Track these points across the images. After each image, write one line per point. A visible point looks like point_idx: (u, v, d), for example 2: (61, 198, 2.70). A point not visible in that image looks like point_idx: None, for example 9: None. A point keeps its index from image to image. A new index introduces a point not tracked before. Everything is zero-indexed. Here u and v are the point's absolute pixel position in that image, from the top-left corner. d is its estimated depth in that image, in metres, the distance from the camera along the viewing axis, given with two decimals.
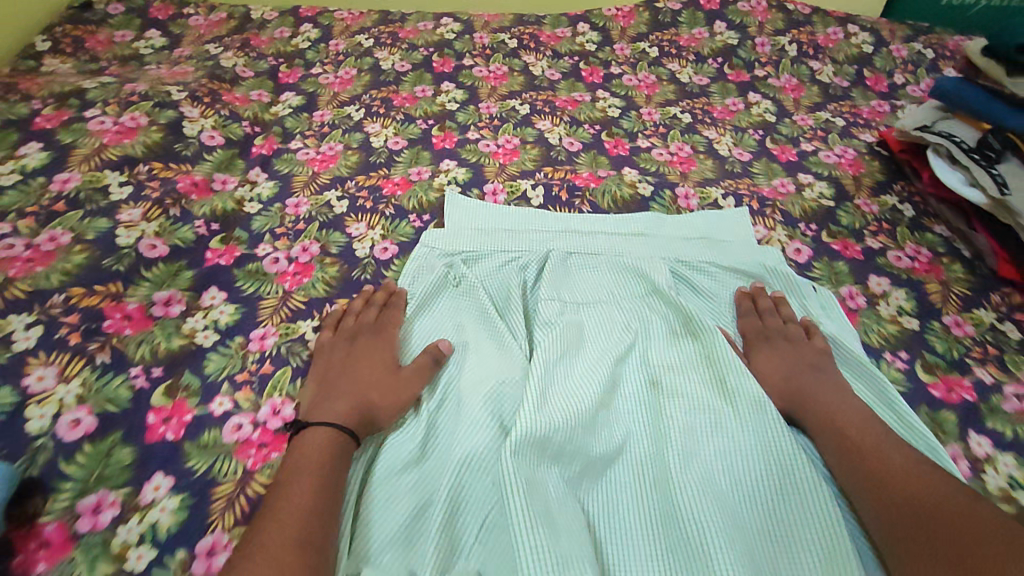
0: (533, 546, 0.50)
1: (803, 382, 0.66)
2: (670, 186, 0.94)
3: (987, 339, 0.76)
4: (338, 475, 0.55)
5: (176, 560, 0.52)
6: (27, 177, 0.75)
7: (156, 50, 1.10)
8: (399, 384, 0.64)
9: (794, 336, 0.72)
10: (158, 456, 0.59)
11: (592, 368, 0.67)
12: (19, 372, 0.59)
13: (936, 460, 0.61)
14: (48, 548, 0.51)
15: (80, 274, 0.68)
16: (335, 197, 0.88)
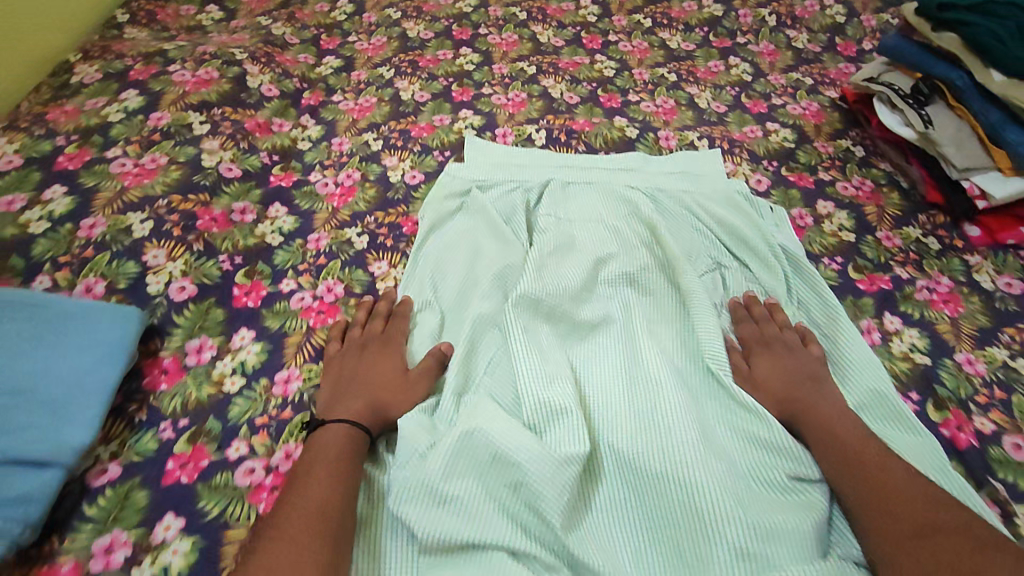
0: (528, 369, 0.68)
1: (805, 393, 0.69)
2: (653, 131, 1.10)
3: (911, 248, 0.91)
4: (349, 467, 0.60)
5: (260, 385, 0.71)
6: (130, 115, 0.94)
7: (216, 21, 1.29)
8: (407, 384, 0.69)
9: (792, 343, 0.75)
10: (242, 316, 0.77)
11: (581, 260, 0.83)
12: (140, 251, 0.77)
13: (850, 332, 0.78)
14: (167, 374, 0.71)
15: (177, 185, 0.86)
16: (371, 137, 1.05)
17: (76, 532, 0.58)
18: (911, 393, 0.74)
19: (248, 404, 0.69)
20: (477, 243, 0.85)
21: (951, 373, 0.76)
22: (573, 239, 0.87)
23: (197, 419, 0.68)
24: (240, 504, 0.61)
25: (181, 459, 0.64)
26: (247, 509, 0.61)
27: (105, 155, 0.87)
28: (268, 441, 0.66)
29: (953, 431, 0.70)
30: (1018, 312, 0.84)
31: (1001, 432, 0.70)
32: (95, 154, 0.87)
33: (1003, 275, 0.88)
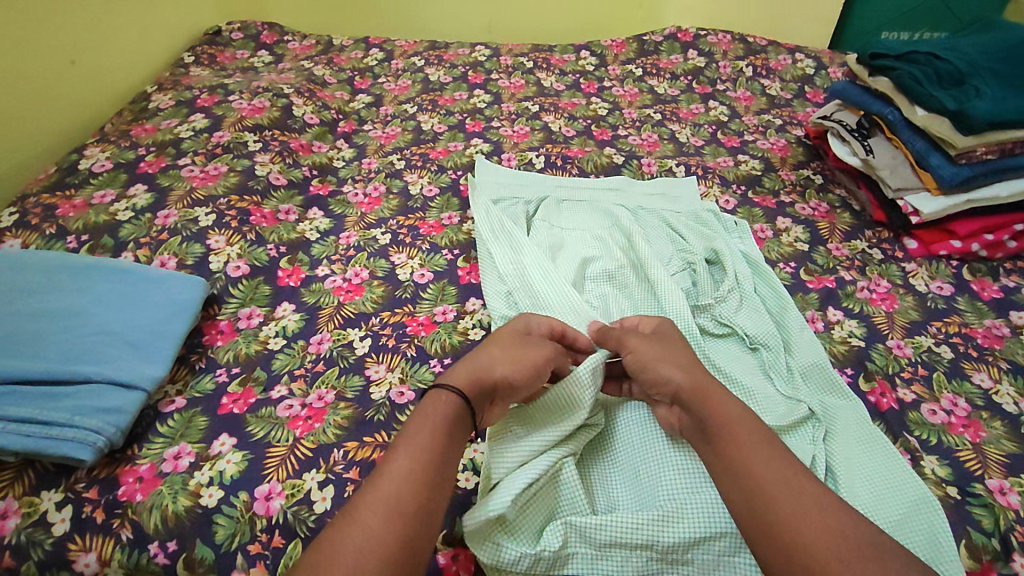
0: None
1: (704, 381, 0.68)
2: (638, 158, 1.27)
3: (857, 256, 1.05)
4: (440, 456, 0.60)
5: (299, 345, 0.85)
6: (198, 133, 1.13)
7: (266, 64, 1.50)
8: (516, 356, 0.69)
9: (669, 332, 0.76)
10: (285, 293, 0.91)
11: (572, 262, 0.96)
12: (204, 237, 0.94)
13: (795, 319, 0.90)
14: (223, 333, 0.85)
15: (235, 188, 1.04)
16: (396, 158, 1.23)
17: (150, 443, 0.70)
18: (846, 368, 0.85)
19: (288, 359, 0.82)
20: (490, 238, 1.00)
21: (881, 355, 0.87)
22: (567, 242, 1.01)
23: (247, 367, 0.81)
24: (281, 429, 0.73)
25: (233, 396, 0.77)
26: (287, 434, 0.72)
27: (177, 163, 1.06)
28: (305, 386, 0.79)
29: (878, 397, 0.80)
30: (947, 309, 0.95)
31: (920, 400, 0.80)
32: (170, 162, 1.06)
33: (936, 280, 1.00)
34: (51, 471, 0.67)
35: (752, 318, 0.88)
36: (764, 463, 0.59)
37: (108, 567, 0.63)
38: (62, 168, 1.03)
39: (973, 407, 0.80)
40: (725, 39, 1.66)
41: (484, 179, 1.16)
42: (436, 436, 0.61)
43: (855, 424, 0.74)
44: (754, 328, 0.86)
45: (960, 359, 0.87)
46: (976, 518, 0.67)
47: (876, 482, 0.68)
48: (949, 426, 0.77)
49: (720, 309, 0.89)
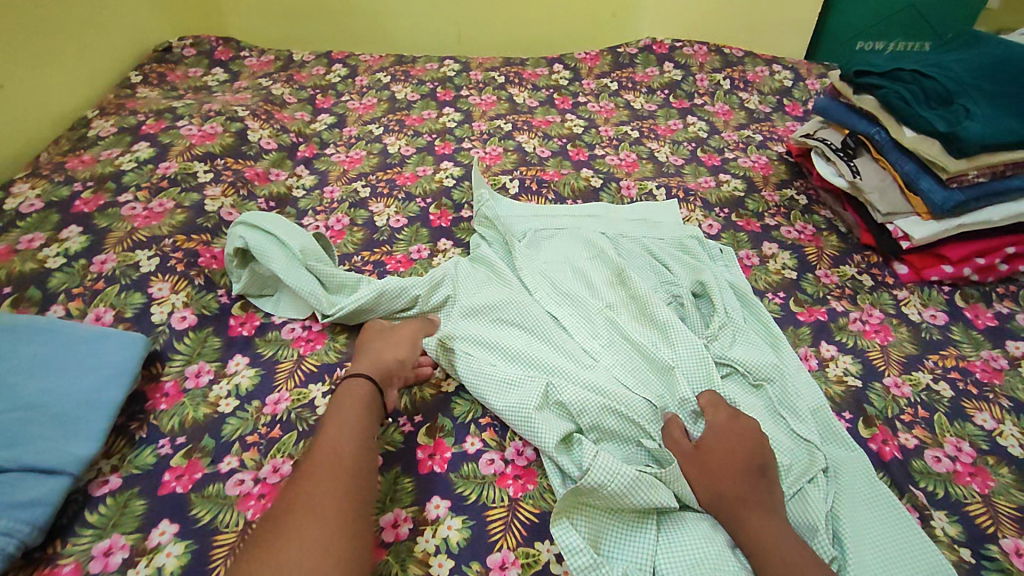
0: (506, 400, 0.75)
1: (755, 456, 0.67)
2: (616, 180, 1.21)
3: (847, 284, 1.00)
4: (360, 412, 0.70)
5: (252, 406, 0.77)
6: (142, 165, 1.04)
7: (221, 83, 1.41)
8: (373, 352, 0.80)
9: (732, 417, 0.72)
10: (237, 344, 0.84)
11: (560, 306, 0.90)
12: (146, 285, 0.85)
13: (784, 354, 0.85)
14: (167, 396, 0.76)
15: (182, 226, 0.95)
16: (360, 185, 1.15)
17: (77, 537, 0.62)
18: (844, 413, 0.79)
19: (239, 423, 0.75)
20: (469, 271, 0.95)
21: (879, 396, 0.82)
22: (549, 273, 0.96)
23: (193, 436, 0.73)
24: (230, 511, 0.65)
25: (177, 472, 0.69)
26: (236, 517, 0.65)
27: (118, 199, 0.97)
28: (258, 456, 0.71)
29: (880, 445, 0.75)
30: (943, 340, 0.91)
31: (923, 446, 0.76)
32: (109, 199, 0.96)
33: (929, 308, 0.96)
34: None
35: (750, 350, 0.83)
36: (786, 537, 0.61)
37: None
38: None
39: (978, 452, 0.75)
40: (701, 51, 1.61)
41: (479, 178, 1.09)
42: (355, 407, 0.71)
43: (859, 482, 0.70)
44: (754, 359, 0.81)
45: (959, 398, 0.82)
46: None
47: (884, 546, 0.64)
48: (956, 475, 0.72)
49: (713, 345, 0.84)
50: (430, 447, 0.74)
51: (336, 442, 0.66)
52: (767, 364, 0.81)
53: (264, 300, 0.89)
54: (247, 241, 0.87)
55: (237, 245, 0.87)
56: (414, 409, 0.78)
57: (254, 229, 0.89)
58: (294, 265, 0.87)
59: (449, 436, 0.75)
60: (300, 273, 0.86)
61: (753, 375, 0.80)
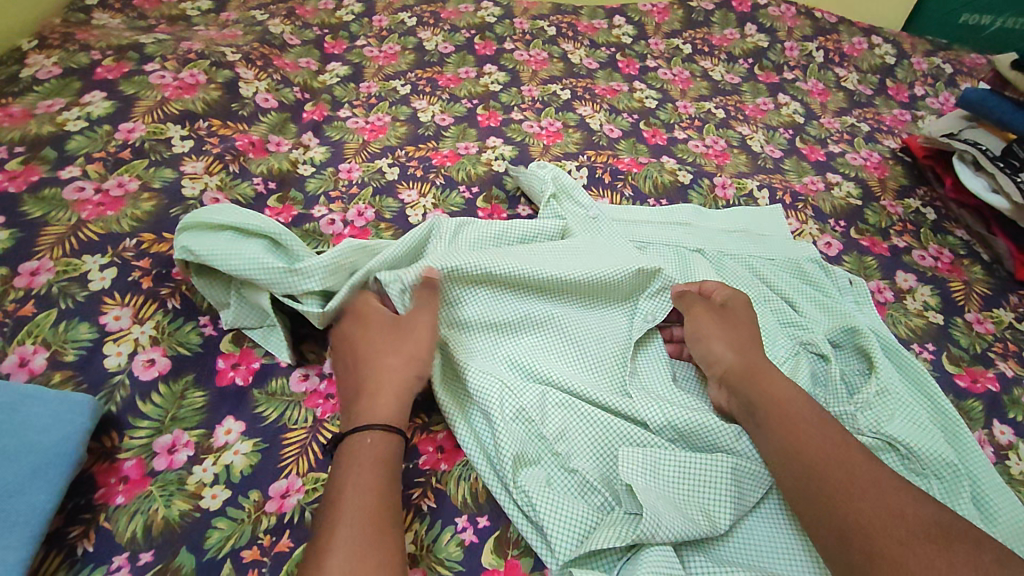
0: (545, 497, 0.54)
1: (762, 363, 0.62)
2: (708, 176, 0.97)
3: (1006, 336, 0.80)
4: (366, 452, 0.52)
5: (250, 501, 0.54)
6: (94, 125, 0.76)
7: (202, 12, 1.11)
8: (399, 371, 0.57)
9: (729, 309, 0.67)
10: (228, 401, 0.60)
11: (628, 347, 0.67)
12: (97, 311, 0.60)
13: (953, 427, 0.65)
14: (127, 483, 0.53)
15: (150, 219, 0.69)
16: (386, 164, 0.89)
17: None
18: None
19: (231, 529, 0.52)
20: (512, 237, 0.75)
21: None
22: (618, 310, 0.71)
23: (164, 551, 0.50)
24: None
25: None
26: None
27: (59, 176, 0.70)
28: None
29: None
30: None
31: None
32: (47, 175, 0.70)
33: None
34: None
35: (916, 430, 0.63)
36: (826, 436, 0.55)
37: None
38: None
39: None
40: (789, 13, 1.35)
41: (531, 172, 0.85)
42: (362, 456, 0.51)
43: None
44: (922, 450, 0.61)
45: None
46: None
47: None
48: None
49: (865, 417, 0.64)
50: (501, 572, 0.53)
51: (350, 490, 0.49)
52: (937, 456, 0.61)
53: (264, 332, 0.64)
54: (193, 243, 0.60)
55: (186, 246, 0.60)
56: (477, 506, 0.57)
57: (206, 221, 0.61)
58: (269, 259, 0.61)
59: (526, 556, 0.54)
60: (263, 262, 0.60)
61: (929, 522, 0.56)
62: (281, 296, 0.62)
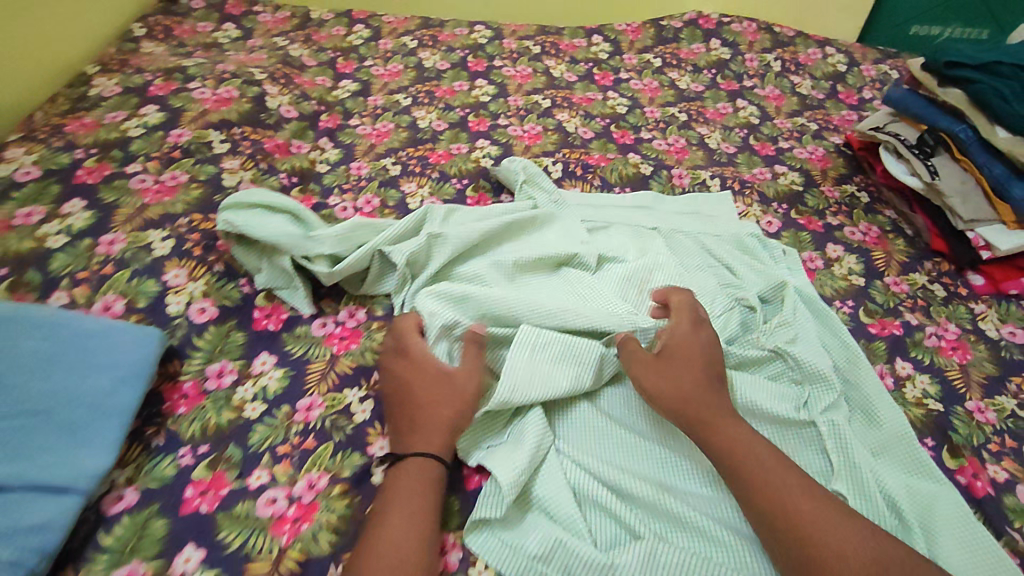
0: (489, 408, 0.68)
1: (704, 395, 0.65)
2: (667, 168, 1.12)
3: (918, 294, 0.93)
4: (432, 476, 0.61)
5: (282, 412, 0.69)
6: (151, 131, 0.93)
7: (232, 40, 1.29)
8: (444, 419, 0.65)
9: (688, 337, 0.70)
10: (263, 341, 0.75)
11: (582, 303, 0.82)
12: (160, 270, 0.76)
13: (851, 354, 0.80)
14: (187, 398, 0.68)
15: (198, 204, 0.85)
16: (390, 162, 1.05)
17: (91, 563, 0.55)
18: (927, 439, 0.74)
19: (268, 431, 0.67)
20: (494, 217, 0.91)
21: (963, 421, 0.77)
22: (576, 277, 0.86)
23: (217, 445, 0.65)
24: (261, 535, 0.58)
25: (200, 486, 0.62)
26: (269, 542, 0.58)
27: (125, 170, 0.86)
28: (291, 470, 0.64)
29: (970, 478, 0.70)
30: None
31: (1015, 480, 0.71)
32: (115, 169, 0.86)
33: (1007, 325, 0.90)
34: None
35: (813, 351, 0.77)
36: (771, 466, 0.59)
37: None
38: None
39: None
40: (750, 28, 1.51)
41: (509, 165, 1.00)
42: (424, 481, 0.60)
43: (954, 516, 0.65)
44: (808, 359, 0.75)
45: None
46: None
47: None
48: None
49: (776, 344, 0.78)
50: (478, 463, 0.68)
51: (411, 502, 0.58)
52: (818, 368, 0.74)
53: (289, 291, 0.79)
54: (230, 214, 0.76)
55: (226, 217, 0.75)
56: None
57: (242, 200, 0.77)
58: (290, 230, 0.77)
59: None
60: (286, 233, 0.76)
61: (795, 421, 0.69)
62: (297, 257, 0.77)
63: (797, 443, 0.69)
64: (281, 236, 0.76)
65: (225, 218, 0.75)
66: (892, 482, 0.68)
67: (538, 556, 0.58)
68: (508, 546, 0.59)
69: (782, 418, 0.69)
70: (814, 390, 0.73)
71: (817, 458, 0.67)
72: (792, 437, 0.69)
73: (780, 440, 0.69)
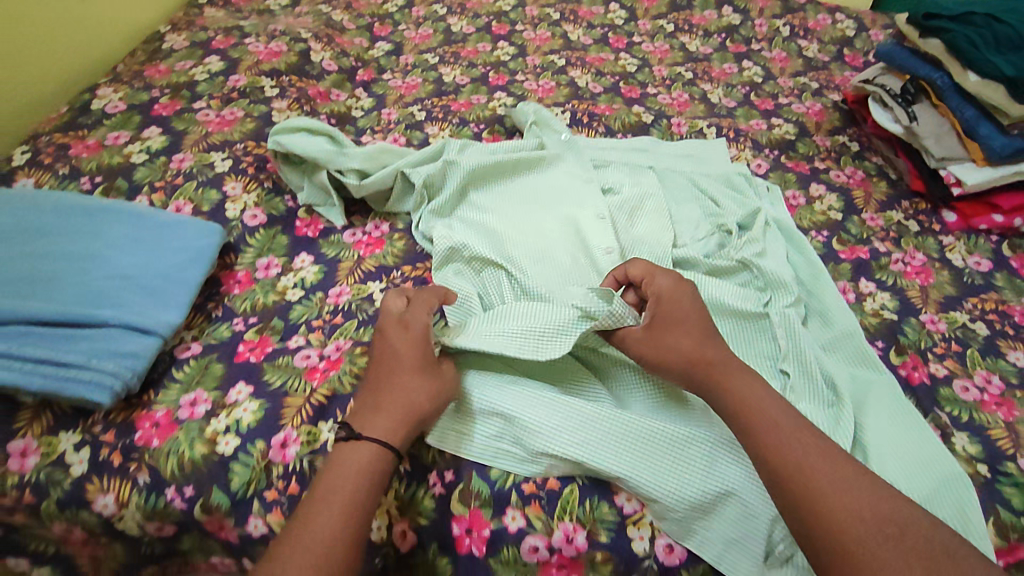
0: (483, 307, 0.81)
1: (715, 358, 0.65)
2: (667, 118, 1.22)
3: (892, 228, 1.01)
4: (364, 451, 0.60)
5: (317, 297, 0.83)
6: (214, 77, 1.09)
7: (282, 7, 1.45)
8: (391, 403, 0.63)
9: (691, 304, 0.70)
10: (303, 244, 0.90)
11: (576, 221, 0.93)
12: (221, 183, 0.91)
13: (815, 269, 0.89)
14: (240, 283, 0.84)
15: (252, 134, 1.00)
16: (416, 109, 1.18)
17: (167, 389, 0.71)
18: (877, 341, 0.84)
19: (305, 310, 0.81)
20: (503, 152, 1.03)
21: (914, 329, 0.86)
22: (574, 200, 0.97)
23: (264, 317, 0.80)
24: (298, 379, 0.73)
25: (250, 344, 0.77)
26: (304, 384, 0.72)
27: (192, 106, 1.02)
28: (323, 337, 0.78)
29: (909, 371, 0.80)
30: (984, 285, 0.93)
31: (953, 375, 0.80)
32: (185, 105, 1.02)
33: (973, 255, 0.98)
34: (68, 413, 0.68)
35: (779, 264, 0.87)
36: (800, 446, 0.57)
37: (125, 508, 0.65)
38: (74, 107, 1.00)
39: (1007, 385, 0.79)
40: None
41: (523, 109, 1.13)
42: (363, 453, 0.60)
43: (886, 397, 0.75)
44: (770, 269, 0.85)
45: (995, 337, 0.86)
46: (1005, 497, 0.68)
47: (907, 456, 0.69)
48: (982, 403, 0.77)
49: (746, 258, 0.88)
50: None
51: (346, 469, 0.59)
52: (779, 276, 0.84)
53: (325, 207, 0.93)
54: (279, 134, 0.91)
55: (274, 136, 0.91)
56: None
57: (290, 124, 0.92)
58: (328, 148, 0.91)
59: None
60: (324, 149, 0.91)
61: (752, 315, 0.79)
62: (332, 171, 0.92)
63: (754, 335, 0.79)
64: (320, 152, 0.90)
65: (274, 136, 0.91)
66: (836, 372, 0.78)
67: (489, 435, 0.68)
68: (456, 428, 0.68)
69: (743, 312, 0.79)
70: (774, 294, 0.84)
71: (769, 346, 0.78)
72: (750, 329, 0.79)
73: (740, 331, 0.79)
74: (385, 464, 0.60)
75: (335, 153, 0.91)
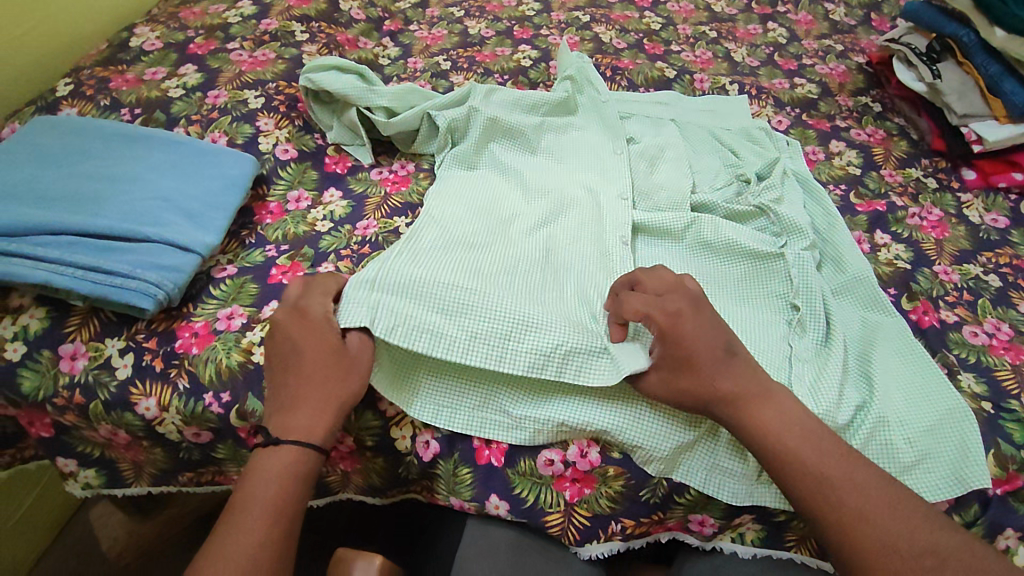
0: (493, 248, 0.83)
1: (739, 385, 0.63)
2: (690, 74, 1.23)
3: (910, 184, 1.02)
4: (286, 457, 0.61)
5: (345, 229, 0.86)
6: (246, 20, 1.11)
7: None
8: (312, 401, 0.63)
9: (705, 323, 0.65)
10: (332, 180, 0.93)
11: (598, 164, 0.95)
12: (254, 119, 0.94)
13: (832, 218, 0.90)
14: (272, 213, 0.87)
15: (284, 74, 1.02)
16: (442, 59, 1.20)
17: (205, 303, 0.75)
18: (890, 288, 0.85)
19: (334, 240, 0.84)
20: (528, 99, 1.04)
21: (927, 278, 0.87)
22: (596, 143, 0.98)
23: (295, 246, 0.83)
24: None
25: (282, 268, 0.80)
26: None
27: (226, 47, 1.05)
28: (351, 266, 0.81)
29: (920, 315, 0.82)
30: (999, 241, 0.94)
31: (963, 322, 0.82)
32: (219, 46, 1.05)
33: (991, 212, 0.99)
34: (114, 321, 0.72)
35: (797, 211, 0.89)
36: (836, 477, 0.58)
37: (166, 412, 0.69)
38: (113, 44, 1.03)
39: (1016, 332, 0.81)
40: None
41: (568, 54, 1.13)
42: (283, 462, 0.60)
43: (894, 337, 0.77)
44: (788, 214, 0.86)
45: (1007, 289, 0.87)
46: (1006, 431, 0.70)
47: (911, 393, 0.71)
48: (990, 347, 0.79)
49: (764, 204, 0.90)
50: None
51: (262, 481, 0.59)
52: (796, 222, 0.86)
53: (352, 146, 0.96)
54: (310, 71, 0.94)
55: (306, 73, 0.94)
56: None
57: (322, 62, 0.95)
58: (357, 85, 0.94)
59: None
60: (353, 87, 0.93)
61: (766, 256, 0.81)
62: (361, 109, 0.94)
63: (768, 275, 0.81)
64: (349, 89, 0.93)
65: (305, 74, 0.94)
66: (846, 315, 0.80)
67: (477, 405, 0.69)
68: (441, 400, 0.70)
69: (755, 253, 0.82)
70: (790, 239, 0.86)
71: (781, 285, 0.80)
72: (764, 269, 0.81)
73: (753, 272, 0.82)
74: (310, 466, 0.61)
75: (363, 91, 0.94)
